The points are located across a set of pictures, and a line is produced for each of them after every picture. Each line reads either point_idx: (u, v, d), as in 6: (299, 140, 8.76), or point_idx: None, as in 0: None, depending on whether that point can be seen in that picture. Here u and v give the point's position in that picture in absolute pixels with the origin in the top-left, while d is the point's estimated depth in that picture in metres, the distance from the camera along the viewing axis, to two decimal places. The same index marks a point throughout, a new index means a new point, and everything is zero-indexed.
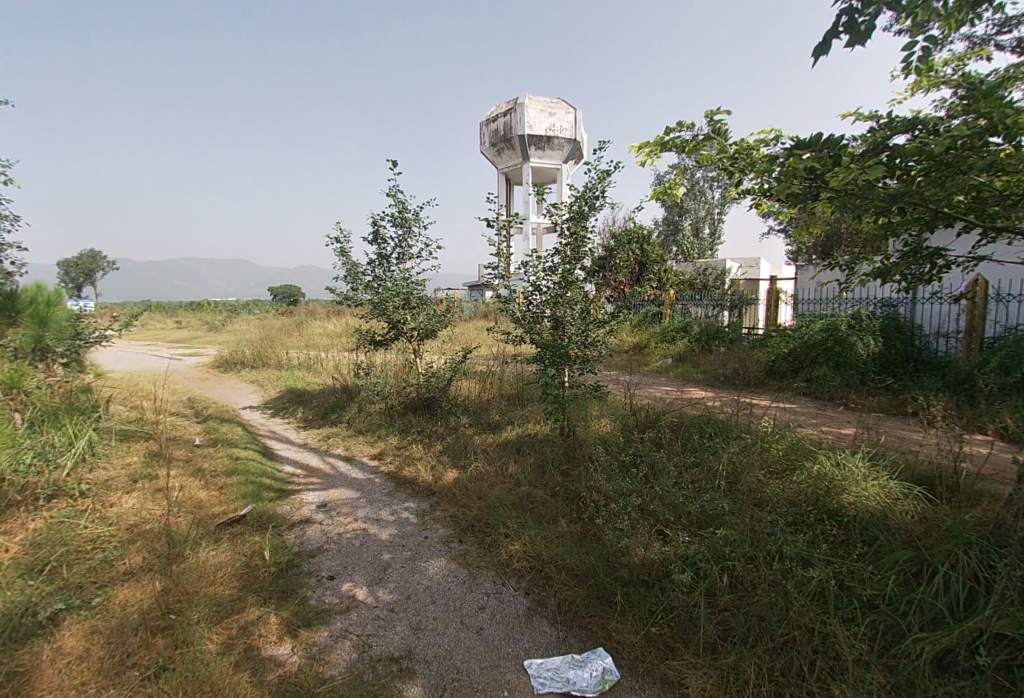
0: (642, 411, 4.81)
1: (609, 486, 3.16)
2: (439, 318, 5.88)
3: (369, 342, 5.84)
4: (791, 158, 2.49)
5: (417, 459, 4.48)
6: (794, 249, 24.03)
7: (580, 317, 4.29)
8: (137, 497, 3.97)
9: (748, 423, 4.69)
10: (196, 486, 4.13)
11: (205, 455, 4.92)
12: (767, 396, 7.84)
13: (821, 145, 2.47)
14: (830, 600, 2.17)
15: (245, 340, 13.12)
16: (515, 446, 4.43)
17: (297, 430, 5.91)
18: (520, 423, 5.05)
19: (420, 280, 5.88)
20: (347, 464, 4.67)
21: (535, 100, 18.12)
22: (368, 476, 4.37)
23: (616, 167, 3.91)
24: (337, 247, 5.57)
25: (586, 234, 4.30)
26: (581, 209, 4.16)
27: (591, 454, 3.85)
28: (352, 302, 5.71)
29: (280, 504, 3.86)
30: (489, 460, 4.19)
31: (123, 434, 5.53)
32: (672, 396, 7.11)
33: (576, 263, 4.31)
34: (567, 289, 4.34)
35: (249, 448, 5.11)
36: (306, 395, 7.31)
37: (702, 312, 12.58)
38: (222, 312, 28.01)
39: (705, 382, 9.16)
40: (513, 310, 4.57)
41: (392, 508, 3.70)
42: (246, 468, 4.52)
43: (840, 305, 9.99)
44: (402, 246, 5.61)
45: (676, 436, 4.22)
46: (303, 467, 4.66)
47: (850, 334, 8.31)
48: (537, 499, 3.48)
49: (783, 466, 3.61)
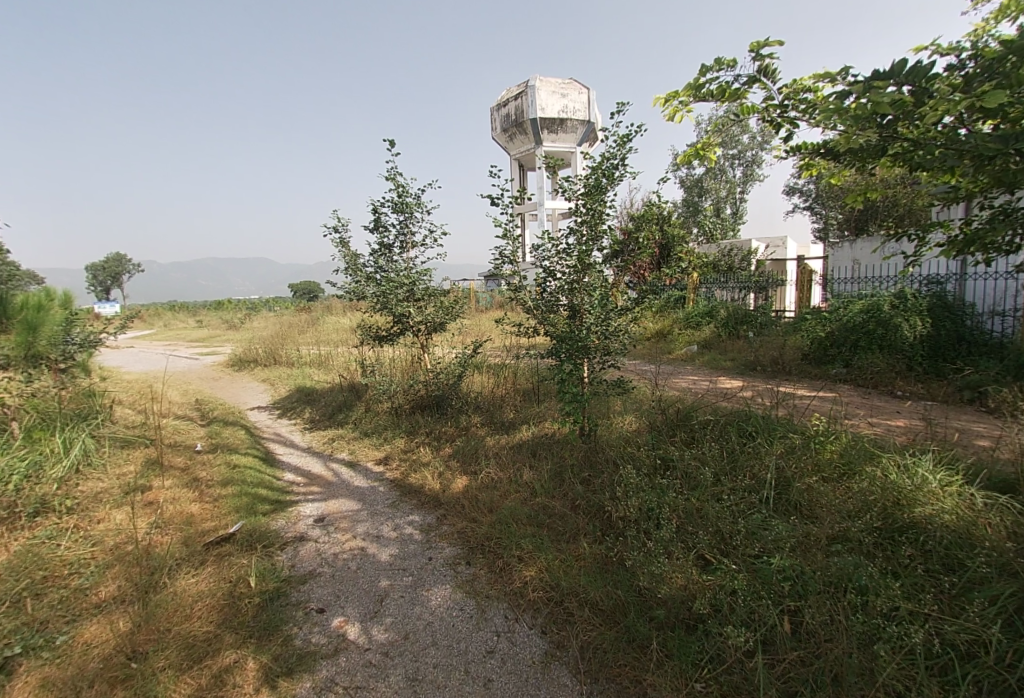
0: (672, 406, 4.34)
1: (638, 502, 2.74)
2: (447, 310, 5.49)
3: (374, 337, 5.49)
4: (868, 93, 1.99)
5: (424, 464, 4.12)
6: (822, 227, 22.94)
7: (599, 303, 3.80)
8: (125, 513, 3.71)
9: (791, 419, 4.19)
10: (187, 500, 3.85)
11: (202, 462, 4.66)
12: (805, 385, 7.24)
13: (903, 74, 2.03)
14: (922, 657, 1.73)
15: (259, 338, 13.01)
16: (532, 450, 4.02)
17: (303, 432, 5.62)
18: (537, 423, 4.62)
19: (425, 269, 5.47)
20: (351, 470, 4.34)
21: (545, 81, 17.41)
22: (372, 484, 4.02)
23: (638, 130, 3.40)
24: (336, 235, 5.19)
25: (604, 209, 3.80)
26: (597, 182, 3.66)
27: (616, 461, 3.42)
28: (354, 295, 5.34)
29: (274, 519, 3.53)
30: (502, 465, 3.80)
31: (123, 441, 5.32)
32: (700, 388, 6.63)
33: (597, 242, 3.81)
34: (584, 272, 3.86)
35: (249, 454, 4.83)
36: (314, 394, 7.03)
37: (727, 295, 11.94)
38: (242, 309, 28.19)
39: (734, 370, 8.61)
40: (525, 298, 4.14)
41: (395, 522, 3.34)
42: (243, 476, 4.22)
43: (882, 284, 9.26)
44: (404, 233, 5.21)
45: (711, 437, 3.77)
46: (303, 474, 4.34)
47: (894, 315, 7.67)
48: (555, 513, 3.07)
49: (838, 473, 3.14)
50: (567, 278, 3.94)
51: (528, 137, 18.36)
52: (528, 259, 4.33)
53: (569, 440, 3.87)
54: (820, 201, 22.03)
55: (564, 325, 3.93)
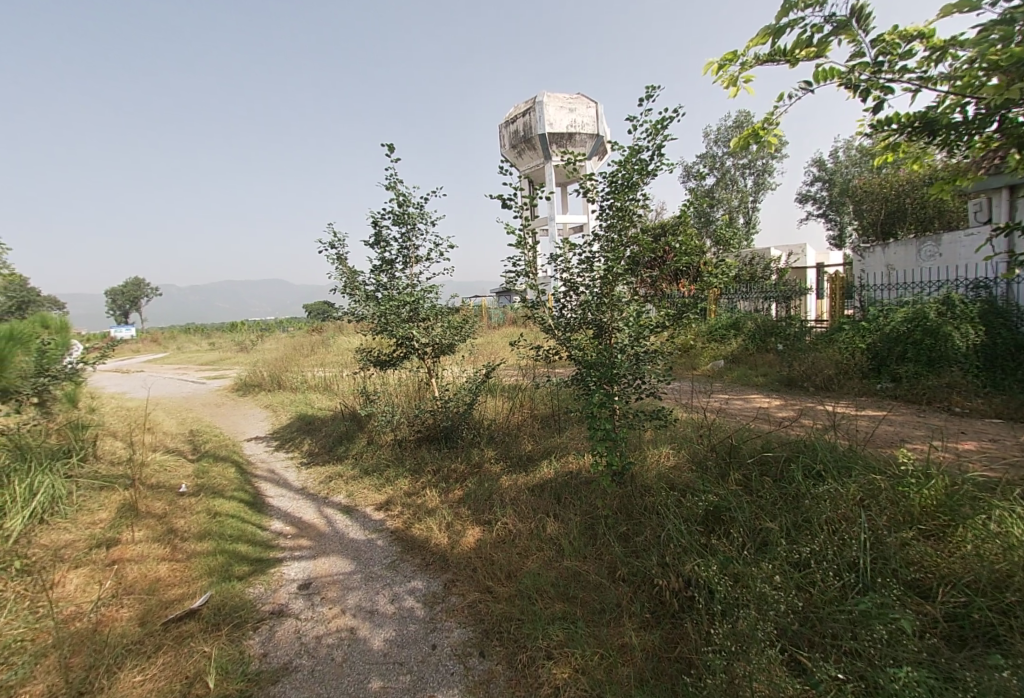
0: (716, 437, 3.75)
1: (702, 583, 2.19)
2: (456, 330, 4.97)
3: (375, 362, 4.97)
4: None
5: (429, 512, 3.54)
6: (838, 234, 22.22)
7: (633, 319, 3.23)
8: (82, 577, 3.18)
9: (858, 449, 3.56)
10: (156, 560, 3.32)
11: (182, 508, 4.14)
12: (852, 404, 6.55)
13: None
14: None
15: (264, 362, 12.64)
16: (556, 495, 3.44)
17: (298, 469, 5.07)
18: (559, 460, 4.05)
19: (430, 286, 4.97)
20: (347, 517, 3.77)
21: (553, 96, 17.06)
22: (369, 535, 3.46)
23: (675, 116, 2.87)
24: (331, 251, 4.69)
25: (635, 210, 3.26)
26: (627, 177, 3.10)
27: (660, 513, 2.84)
28: (353, 317, 4.84)
29: (252, 586, 2.98)
30: (520, 515, 3.21)
31: (101, 483, 4.80)
32: (735, 409, 5.98)
33: (629, 247, 3.25)
34: (615, 285, 3.31)
35: (236, 497, 4.30)
36: (314, 423, 6.52)
37: (750, 306, 11.28)
38: (253, 331, 28.01)
39: (768, 387, 7.94)
40: (544, 316, 3.58)
41: (394, 590, 2.77)
42: (222, 528, 3.68)
43: (925, 289, 8.57)
44: (406, 247, 4.72)
45: (769, 478, 3.17)
46: (293, 523, 3.80)
47: (942, 324, 7.00)
48: (589, 584, 2.49)
49: (941, 528, 2.54)
50: (594, 291, 3.38)
51: (536, 152, 18.06)
52: (546, 271, 3.80)
53: (600, 483, 3.29)
54: (835, 207, 21.42)
55: (593, 348, 3.36)
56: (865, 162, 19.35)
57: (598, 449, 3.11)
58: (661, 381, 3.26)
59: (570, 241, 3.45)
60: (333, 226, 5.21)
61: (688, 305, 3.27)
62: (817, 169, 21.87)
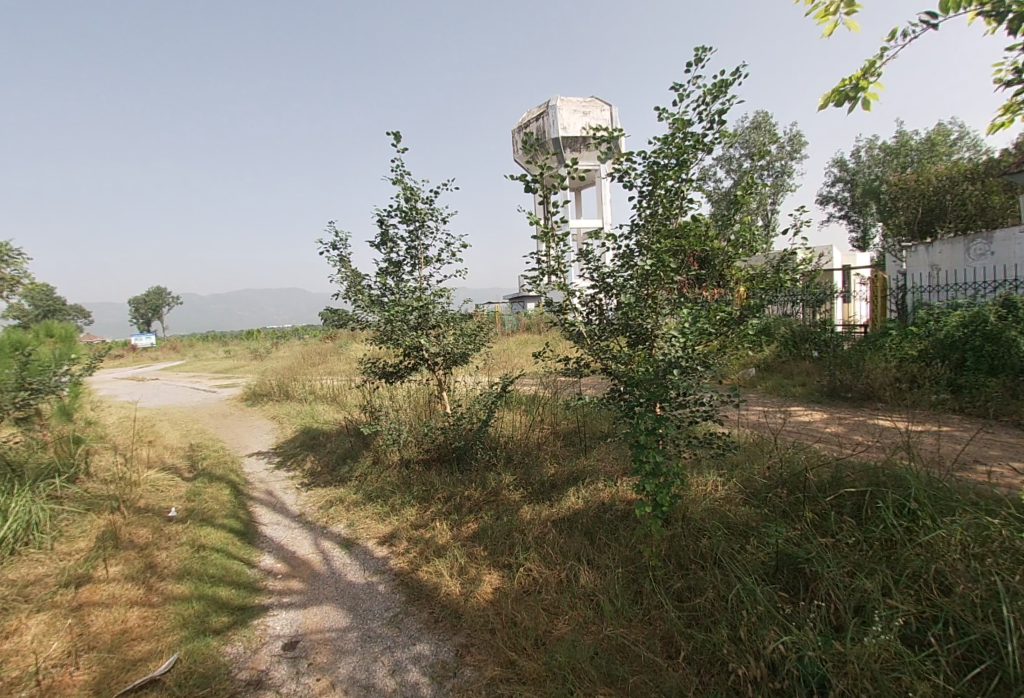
0: (774, 465, 3.20)
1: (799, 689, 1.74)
2: (470, 338, 4.50)
3: (381, 374, 4.51)
4: None
5: (439, 551, 3.04)
6: (864, 236, 21.31)
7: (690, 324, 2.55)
8: (40, 626, 2.75)
9: (949, 479, 2.98)
10: (127, 605, 2.88)
11: (166, 538, 3.71)
12: (906, 418, 5.91)
13: None
14: None
15: (273, 371, 12.31)
16: (588, 534, 2.92)
17: (298, 491, 4.60)
18: (588, 488, 3.54)
19: (441, 290, 4.49)
20: (346, 554, 3.29)
21: (567, 99, 16.64)
22: (369, 577, 2.98)
23: (738, 78, 2.31)
24: (332, 251, 4.23)
25: (683, 194, 2.69)
26: (679, 149, 2.49)
27: (720, 569, 2.34)
28: (357, 324, 4.37)
29: (230, 644, 2.52)
30: (547, 562, 2.71)
31: (86, 505, 4.39)
32: (778, 423, 5.40)
33: (685, 237, 2.62)
34: (658, 285, 2.76)
35: (226, 526, 3.86)
36: (318, 438, 6.08)
37: (780, 310, 10.63)
38: (267, 339, 27.88)
39: (807, 398, 7.30)
40: (573, 323, 3.00)
41: (395, 657, 2.28)
42: (206, 565, 3.23)
43: (980, 292, 7.96)
44: (415, 247, 4.27)
45: (847, 520, 2.64)
46: (285, 559, 3.34)
47: (1005, 329, 6.34)
48: (642, 664, 2.01)
49: None
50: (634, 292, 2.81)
51: None
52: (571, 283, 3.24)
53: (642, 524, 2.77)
54: (859, 208, 20.57)
55: (634, 361, 2.80)
56: (894, 160, 18.50)
57: (646, 487, 2.49)
58: (722, 399, 2.58)
59: (604, 233, 2.86)
60: (333, 225, 4.71)
61: (746, 309, 2.72)
62: (842, 169, 21.05)
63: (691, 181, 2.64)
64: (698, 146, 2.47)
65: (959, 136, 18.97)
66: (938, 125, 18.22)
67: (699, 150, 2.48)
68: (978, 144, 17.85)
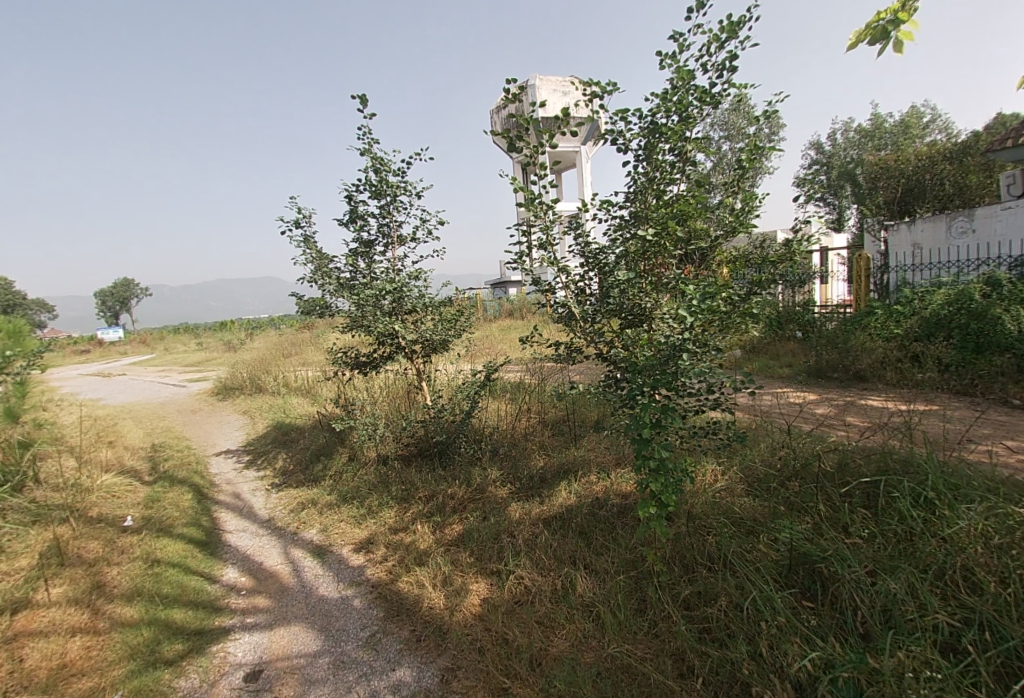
0: (778, 453, 2.99)
1: None
2: (449, 324, 4.18)
3: (353, 365, 4.17)
4: None
5: (420, 558, 2.77)
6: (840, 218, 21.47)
7: (701, 305, 2.10)
8: None
9: (958, 462, 2.84)
10: (67, 633, 2.53)
11: (118, 552, 3.35)
12: (895, 397, 5.85)
13: None
14: None
15: (245, 363, 11.78)
16: (583, 535, 2.68)
17: (268, 493, 4.27)
18: (580, 483, 3.30)
19: (416, 272, 4.14)
20: (317, 564, 2.99)
21: (546, 78, 16.14)
22: (343, 590, 2.69)
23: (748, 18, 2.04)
24: (295, 229, 3.84)
25: (688, 157, 2.34)
26: (682, 101, 2.17)
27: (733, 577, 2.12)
28: (325, 310, 4.01)
29: (183, 677, 2.21)
30: (539, 568, 2.46)
31: (32, 515, 3.97)
32: (769, 406, 5.26)
33: (687, 203, 2.22)
34: (659, 260, 2.42)
35: (186, 536, 3.51)
36: (291, 433, 5.72)
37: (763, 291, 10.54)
38: (240, 330, 26.92)
39: (794, 379, 7.21)
40: (567, 303, 2.66)
41: (373, 686, 2.01)
42: (160, 583, 2.90)
43: (964, 270, 8.01)
44: (387, 224, 3.91)
45: (861, 513, 2.45)
46: (250, 572, 3.02)
47: (991, 305, 6.31)
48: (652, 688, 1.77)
49: None
50: (633, 267, 2.47)
51: None
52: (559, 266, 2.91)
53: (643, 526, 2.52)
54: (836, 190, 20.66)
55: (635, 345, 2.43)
56: (870, 142, 18.56)
57: (647, 502, 2.06)
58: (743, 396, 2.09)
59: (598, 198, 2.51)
60: (296, 199, 4.29)
61: (758, 287, 2.40)
62: (820, 151, 21.06)
63: (694, 137, 2.26)
64: (702, 99, 2.15)
65: (931, 116, 19.11)
66: (911, 105, 18.27)
67: (705, 104, 2.17)
68: (949, 124, 18.00)
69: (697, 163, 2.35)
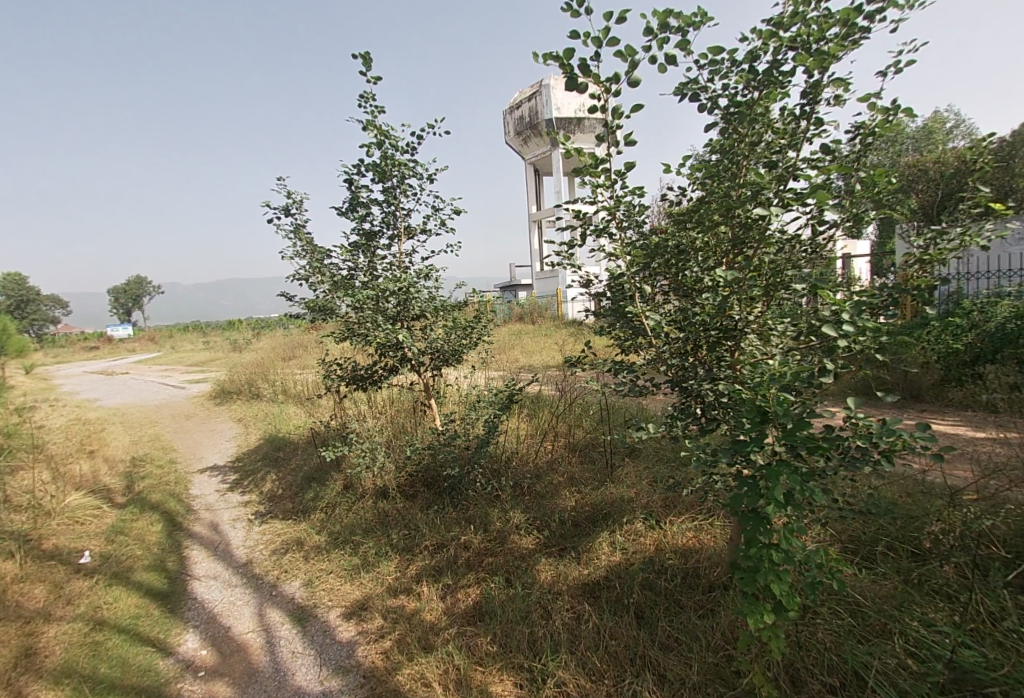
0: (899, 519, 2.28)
1: None
2: (464, 332, 3.57)
3: (352, 379, 3.56)
4: None
5: (427, 637, 2.16)
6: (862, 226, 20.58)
7: (851, 321, 1.46)
8: None
9: None
10: None
11: (60, 604, 2.74)
12: (963, 423, 5.13)
13: None
14: None
15: (245, 367, 11.23)
16: (641, 621, 2.04)
17: (249, 525, 3.66)
18: (625, 535, 2.66)
19: (427, 270, 3.52)
20: (297, 635, 2.37)
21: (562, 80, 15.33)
22: (326, 678, 2.08)
23: None
24: (283, 215, 3.25)
25: (808, 116, 1.74)
26: (815, 28, 1.53)
27: None
28: (320, 315, 3.40)
29: None
30: (587, 673, 1.83)
31: None
32: None
33: (818, 178, 1.63)
34: (759, 256, 1.80)
35: (145, 586, 2.90)
36: (282, 450, 5.13)
37: None
38: (246, 330, 26.52)
39: (839, 398, 6.50)
40: (632, 309, 1.92)
41: None
42: (102, 658, 2.29)
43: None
44: (394, 213, 3.30)
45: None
46: (216, 641, 2.42)
47: None
48: None
49: None
50: (723, 267, 1.85)
51: (544, 140, 16.38)
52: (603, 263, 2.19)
53: (728, 622, 1.89)
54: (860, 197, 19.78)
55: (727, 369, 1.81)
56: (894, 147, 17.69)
57: (760, 607, 1.44)
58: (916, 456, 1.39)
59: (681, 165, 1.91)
60: (284, 181, 3.68)
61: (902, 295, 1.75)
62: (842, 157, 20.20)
63: (832, 80, 1.60)
64: (846, 24, 1.49)
65: (956, 122, 18.31)
66: (938, 110, 17.46)
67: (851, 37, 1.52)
68: (973, 132, 17.27)
69: (822, 121, 1.73)
